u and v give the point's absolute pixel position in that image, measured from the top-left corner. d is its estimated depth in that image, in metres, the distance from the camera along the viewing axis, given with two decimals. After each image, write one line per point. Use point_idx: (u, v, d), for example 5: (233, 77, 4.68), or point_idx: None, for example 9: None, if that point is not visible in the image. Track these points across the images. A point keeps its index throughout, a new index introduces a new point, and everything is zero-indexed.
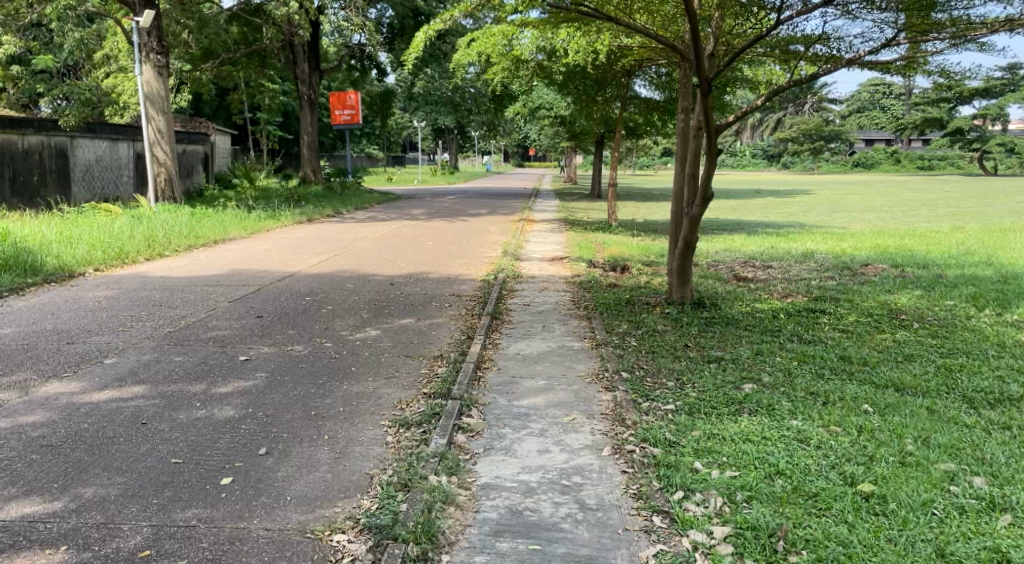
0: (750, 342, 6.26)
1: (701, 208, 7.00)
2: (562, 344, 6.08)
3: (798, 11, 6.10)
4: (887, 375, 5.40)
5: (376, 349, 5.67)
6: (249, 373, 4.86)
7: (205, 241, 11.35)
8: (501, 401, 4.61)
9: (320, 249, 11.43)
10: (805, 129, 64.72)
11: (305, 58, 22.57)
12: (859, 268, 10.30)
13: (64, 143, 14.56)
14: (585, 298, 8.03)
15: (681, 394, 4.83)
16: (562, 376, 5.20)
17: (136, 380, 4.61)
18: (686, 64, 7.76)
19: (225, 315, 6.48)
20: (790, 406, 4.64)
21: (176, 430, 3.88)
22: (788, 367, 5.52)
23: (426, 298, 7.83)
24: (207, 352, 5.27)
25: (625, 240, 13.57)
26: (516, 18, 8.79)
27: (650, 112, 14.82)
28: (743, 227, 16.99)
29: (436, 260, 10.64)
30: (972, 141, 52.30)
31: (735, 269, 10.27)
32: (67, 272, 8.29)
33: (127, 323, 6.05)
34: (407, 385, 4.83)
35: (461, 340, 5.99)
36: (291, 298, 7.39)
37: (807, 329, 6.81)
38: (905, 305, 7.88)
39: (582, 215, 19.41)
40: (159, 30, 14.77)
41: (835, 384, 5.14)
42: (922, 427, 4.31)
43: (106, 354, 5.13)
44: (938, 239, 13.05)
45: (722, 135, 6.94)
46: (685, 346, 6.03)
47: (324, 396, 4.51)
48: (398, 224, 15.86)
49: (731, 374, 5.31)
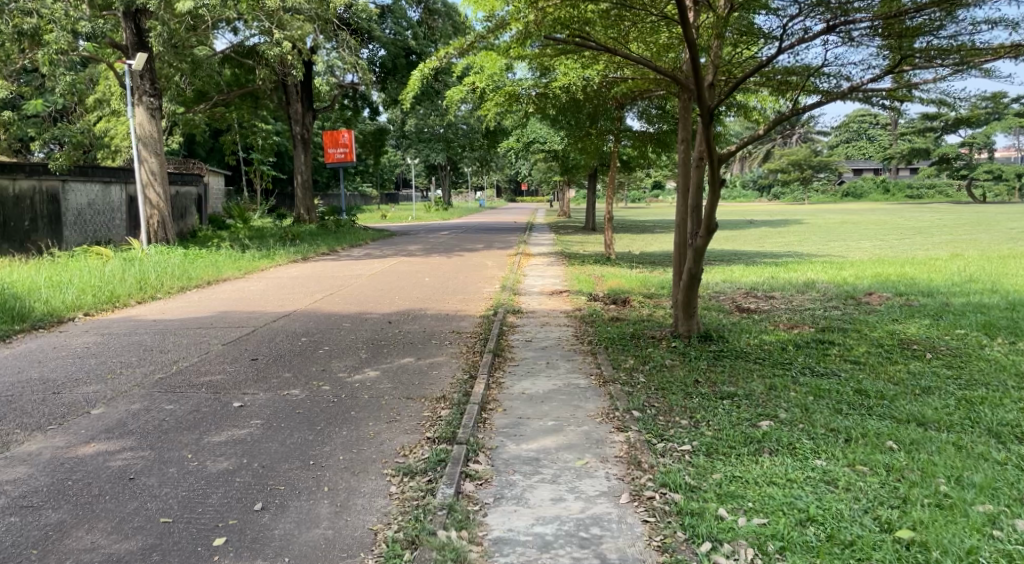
0: (762, 376, 6.05)
1: (705, 239, 6.82)
2: (568, 382, 5.86)
3: (801, 38, 5.99)
4: (907, 409, 5.19)
5: (376, 392, 5.44)
6: (243, 421, 4.62)
7: (198, 282, 11.15)
8: (509, 444, 4.39)
9: (315, 288, 11.24)
10: (793, 159, 65.38)
11: (299, 98, 22.67)
12: (863, 297, 10.16)
13: (56, 188, 14.43)
14: (588, 332, 7.84)
15: (696, 433, 4.62)
16: (571, 416, 4.97)
17: (124, 432, 4.36)
18: (686, 97, 7.67)
19: (218, 359, 6.26)
20: (812, 445, 4.43)
21: (166, 486, 3.64)
22: (805, 403, 5.31)
23: (426, 336, 7.63)
24: (200, 399, 5.04)
25: (623, 272, 13.43)
26: (509, 53, 8.74)
27: (644, 144, 14.80)
28: (740, 257, 16.88)
29: (434, 297, 10.45)
30: (959, 169, 52.84)
31: (737, 300, 10.13)
32: (56, 318, 8.07)
33: (116, 370, 5.81)
34: (410, 429, 4.60)
35: (463, 380, 5.77)
36: (287, 339, 7.18)
37: (819, 361, 6.62)
38: (916, 334, 7.71)
39: (579, 248, 19.33)
40: (152, 73, 14.77)
41: (855, 420, 4.93)
42: (952, 465, 4.11)
43: (94, 405, 4.88)
44: (939, 267, 12.92)
45: (723, 165, 6.81)
46: (696, 383, 5.81)
47: (323, 444, 4.28)
48: (395, 261, 15.72)
49: (747, 411, 5.09)
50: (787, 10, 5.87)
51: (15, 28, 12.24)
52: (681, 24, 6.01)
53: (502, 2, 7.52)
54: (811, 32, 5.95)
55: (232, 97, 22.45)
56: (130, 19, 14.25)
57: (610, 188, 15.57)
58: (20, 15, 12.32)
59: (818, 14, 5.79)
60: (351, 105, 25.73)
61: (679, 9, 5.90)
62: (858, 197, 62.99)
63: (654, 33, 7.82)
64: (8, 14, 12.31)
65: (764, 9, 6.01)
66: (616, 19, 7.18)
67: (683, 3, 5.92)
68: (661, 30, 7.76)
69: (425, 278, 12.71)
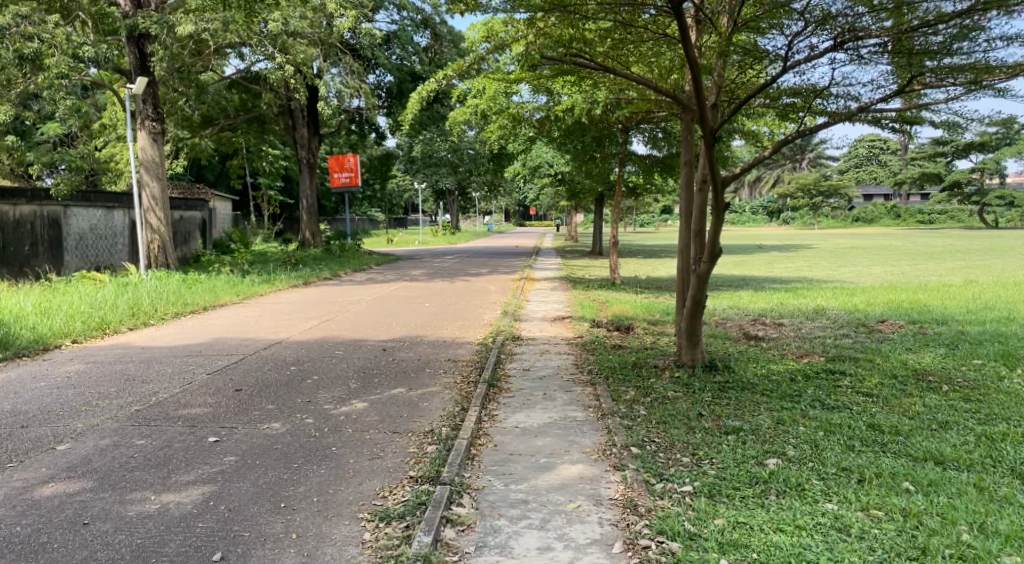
0: (770, 410, 5.74)
1: (709, 265, 6.56)
2: (565, 415, 5.57)
3: (807, 56, 5.77)
4: (923, 446, 4.88)
5: (361, 425, 5.16)
6: (216, 458, 4.36)
7: (193, 308, 10.95)
8: (496, 485, 4.10)
9: (313, 314, 11.01)
10: (803, 183, 64.98)
11: (304, 122, 22.64)
12: (875, 324, 9.84)
13: (57, 213, 14.32)
14: (588, 361, 7.54)
15: (698, 472, 4.32)
16: (565, 453, 4.68)
17: (87, 471, 4.11)
18: (690, 118, 7.44)
19: (200, 390, 6.00)
20: (822, 486, 4.13)
21: (121, 532, 3.39)
22: (814, 438, 5.00)
23: (420, 365, 7.35)
24: (174, 433, 4.79)
25: (628, 297, 13.17)
26: (510, 75, 8.56)
27: (651, 168, 14.63)
28: (749, 282, 16.56)
29: (433, 323, 10.19)
30: (971, 195, 52.45)
31: (744, 327, 9.84)
32: (41, 345, 7.85)
33: (92, 402, 5.58)
34: (392, 468, 4.32)
35: (455, 413, 5.49)
36: (276, 368, 6.94)
37: (829, 393, 6.30)
38: (931, 365, 7.39)
39: (585, 273, 19.10)
40: (155, 98, 14.74)
41: (868, 458, 4.63)
42: (975, 509, 3.81)
43: (61, 440, 4.64)
44: (953, 294, 12.58)
45: (728, 189, 6.53)
46: (700, 416, 5.52)
47: (297, 484, 4.02)
48: (397, 285, 15.50)
49: (752, 448, 4.79)
50: (792, 26, 5.65)
51: (15, 53, 12.26)
52: (682, 43, 5.79)
53: (503, 24, 7.35)
54: (818, 49, 5.72)
55: (238, 122, 22.45)
56: (134, 44, 14.23)
57: (616, 212, 15.23)
58: (21, 39, 12.38)
59: (827, 29, 5.57)
60: (357, 130, 25.70)
61: (680, 26, 5.69)
62: (869, 222, 62.56)
63: (658, 55, 7.63)
64: (9, 38, 12.36)
65: (769, 28, 5.79)
66: (618, 39, 6.99)
67: (684, 22, 5.70)
68: (664, 53, 7.62)
69: (427, 303, 12.47)
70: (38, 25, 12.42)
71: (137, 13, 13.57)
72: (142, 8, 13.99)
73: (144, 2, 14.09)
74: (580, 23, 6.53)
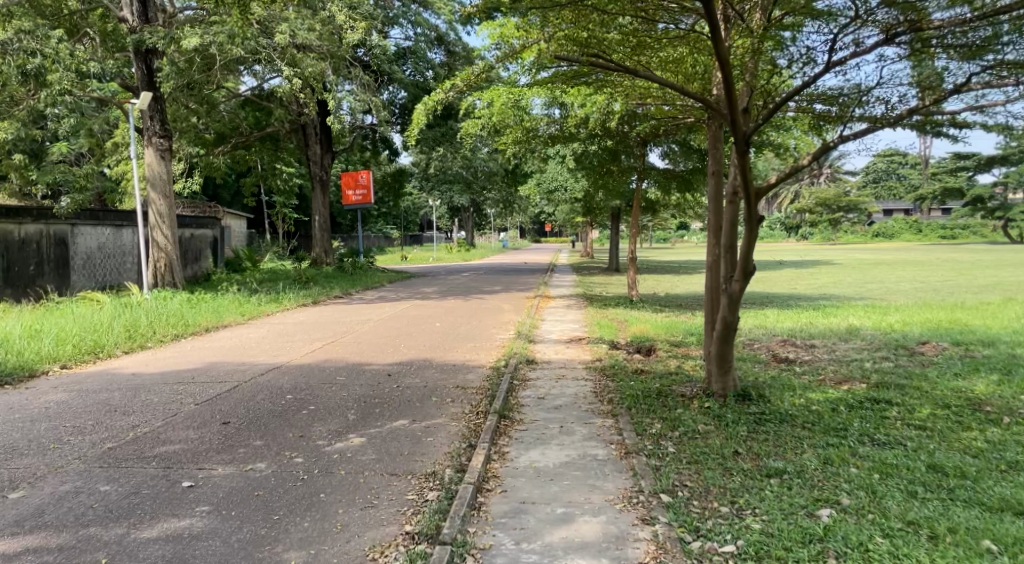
0: (815, 447, 5.10)
1: (741, 285, 5.95)
2: (584, 453, 4.98)
3: (853, 52, 5.19)
4: (998, 493, 4.24)
5: (356, 466, 4.61)
6: (187, 507, 3.84)
7: (194, 328, 10.48)
8: (506, 544, 3.53)
9: (316, 335, 10.48)
10: (821, 198, 63.81)
11: (317, 139, 22.28)
12: (915, 346, 9.15)
13: (64, 232, 13.99)
14: (609, 388, 6.95)
15: (741, 526, 3.72)
16: (585, 501, 4.08)
17: (35, 526, 3.59)
18: (718, 125, 6.89)
19: (185, 423, 5.49)
20: (888, 546, 3.50)
21: None
22: (870, 483, 4.36)
23: (426, 392, 6.80)
24: (144, 477, 4.25)
25: (648, 316, 12.56)
26: (519, 86, 8.05)
27: (669, 183, 13.99)
28: (774, 300, 15.85)
29: (443, 345, 9.63)
30: (994, 209, 50.91)
31: (774, 349, 9.22)
32: (27, 371, 7.39)
33: (63, 437, 5.08)
34: (385, 520, 3.76)
35: (460, 451, 4.92)
36: (271, 396, 6.42)
37: (877, 426, 5.64)
38: (987, 393, 6.69)
39: (602, 290, 18.48)
40: (161, 114, 14.34)
41: (937, 508, 3.99)
42: None
43: (16, 486, 4.12)
44: (996, 313, 11.79)
45: (762, 200, 5.92)
46: (736, 455, 4.90)
47: (275, 542, 3.47)
48: (410, 304, 14.97)
49: (800, 494, 4.17)
50: (835, 20, 5.10)
51: (18, 68, 11.78)
52: (712, 42, 5.21)
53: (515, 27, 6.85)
54: (864, 45, 5.16)
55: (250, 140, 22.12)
56: (142, 59, 13.95)
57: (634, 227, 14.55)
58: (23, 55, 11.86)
59: (876, 21, 5.00)
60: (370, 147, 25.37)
61: (711, 24, 5.10)
62: (889, 237, 61.36)
63: (679, 61, 7.13)
64: (13, 56, 11.92)
65: (808, 23, 5.23)
66: (638, 43, 6.40)
67: (712, 18, 5.11)
68: (687, 59, 7.15)
69: (437, 323, 11.89)
70: (41, 40, 12.00)
71: (144, 28, 13.25)
72: (150, 23, 13.72)
73: (152, 18, 13.85)
74: (600, 24, 5.96)
